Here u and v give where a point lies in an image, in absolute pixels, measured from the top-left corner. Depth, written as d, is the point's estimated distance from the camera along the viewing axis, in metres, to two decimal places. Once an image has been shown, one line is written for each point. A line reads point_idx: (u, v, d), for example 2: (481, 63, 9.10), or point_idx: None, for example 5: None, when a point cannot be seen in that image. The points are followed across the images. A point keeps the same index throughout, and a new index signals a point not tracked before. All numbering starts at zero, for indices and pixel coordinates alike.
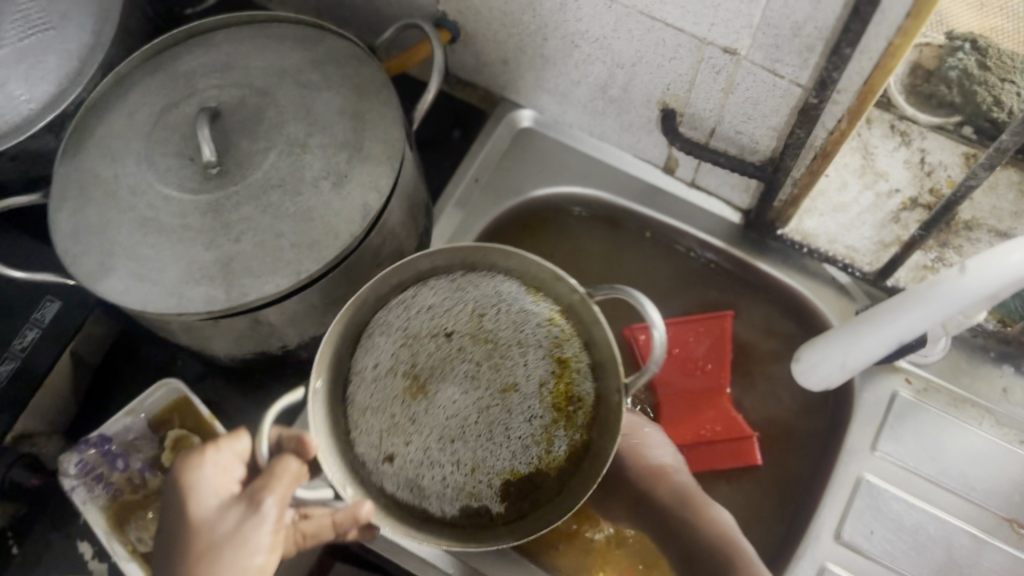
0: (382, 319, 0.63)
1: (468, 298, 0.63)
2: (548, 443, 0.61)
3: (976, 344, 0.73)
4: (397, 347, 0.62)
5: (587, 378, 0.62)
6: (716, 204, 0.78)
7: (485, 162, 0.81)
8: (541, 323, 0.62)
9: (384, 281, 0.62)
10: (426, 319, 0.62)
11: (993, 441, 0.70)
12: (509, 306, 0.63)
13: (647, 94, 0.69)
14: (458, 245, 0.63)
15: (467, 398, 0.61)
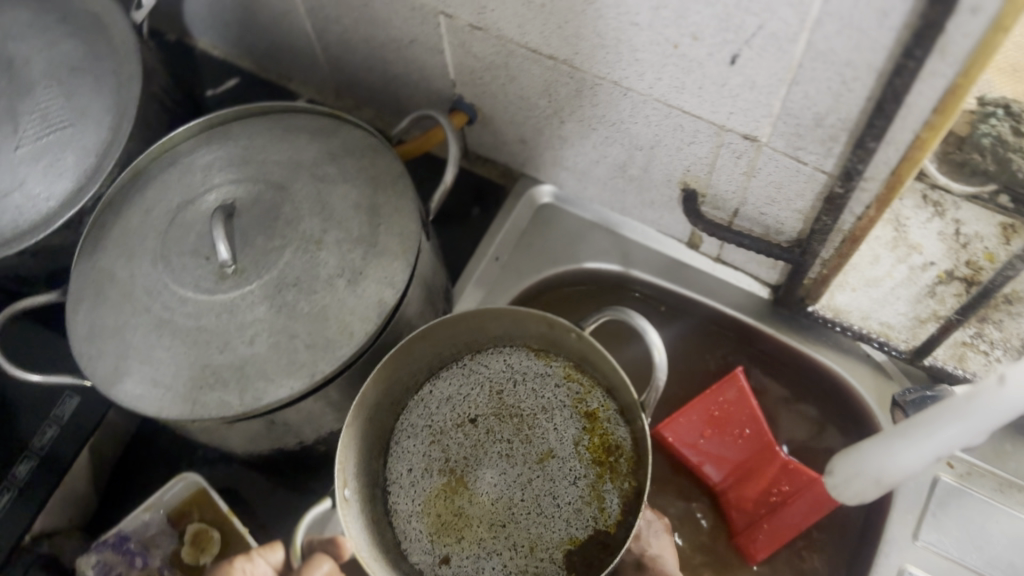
0: (406, 422, 0.70)
1: (483, 380, 0.70)
2: (600, 501, 0.65)
3: (1022, 426, 0.70)
4: (428, 446, 0.69)
5: (619, 424, 0.67)
6: (743, 280, 0.75)
7: (505, 241, 0.80)
8: (558, 385, 0.69)
9: (392, 389, 0.68)
10: (451, 408, 0.70)
11: None
12: (522, 379, 0.70)
13: (668, 174, 0.68)
14: (459, 339, 0.69)
15: (505, 479, 0.67)
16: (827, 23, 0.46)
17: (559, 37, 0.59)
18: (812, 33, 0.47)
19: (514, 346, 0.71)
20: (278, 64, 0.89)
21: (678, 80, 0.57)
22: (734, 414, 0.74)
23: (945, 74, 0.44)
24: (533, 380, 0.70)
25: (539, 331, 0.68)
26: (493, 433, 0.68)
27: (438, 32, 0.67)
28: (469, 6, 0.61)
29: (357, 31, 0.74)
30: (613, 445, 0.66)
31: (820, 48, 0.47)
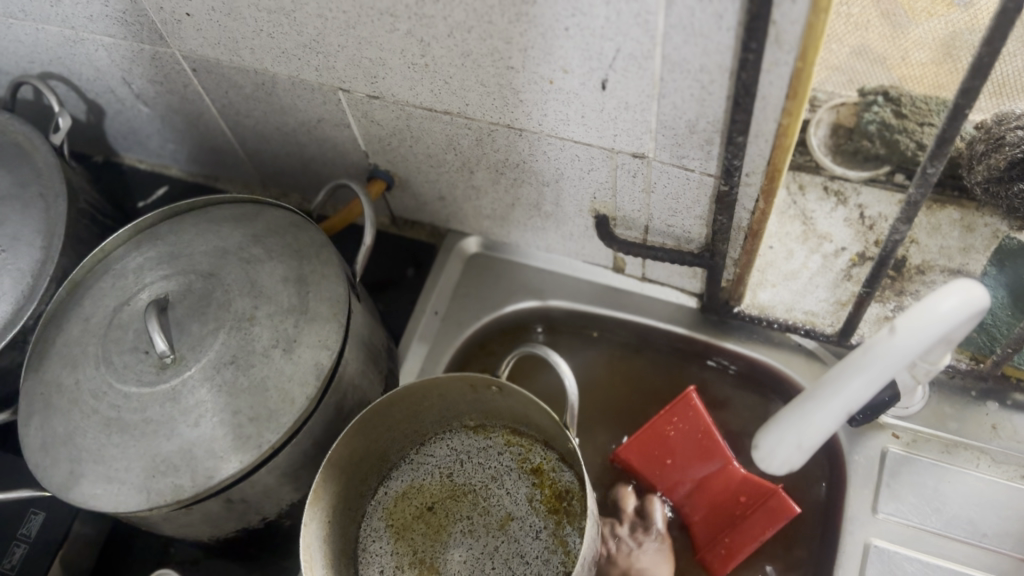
0: (369, 527, 0.70)
1: (432, 467, 0.73)
2: (564, 546, 0.67)
3: (955, 386, 0.73)
4: (394, 544, 0.69)
5: (564, 470, 0.70)
6: (672, 294, 0.79)
7: (442, 294, 0.82)
8: (501, 453, 0.72)
9: (348, 493, 0.69)
10: (407, 501, 0.71)
11: (994, 482, 0.69)
12: (467, 458, 0.72)
13: (578, 204, 0.71)
14: (402, 434, 0.72)
15: (474, 552, 0.68)
16: (674, 35, 0.50)
17: (448, 92, 0.63)
18: (664, 48, 0.51)
19: (453, 430, 0.74)
20: (205, 167, 0.92)
21: (563, 113, 0.60)
22: (692, 438, 0.74)
23: (787, 62, 0.48)
24: (477, 455, 0.72)
25: (472, 405, 0.71)
26: (452, 514, 0.70)
27: (340, 108, 0.71)
28: (362, 78, 0.65)
29: (268, 121, 0.77)
30: (563, 491, 0.69)
31: (675, 60, 0.51)
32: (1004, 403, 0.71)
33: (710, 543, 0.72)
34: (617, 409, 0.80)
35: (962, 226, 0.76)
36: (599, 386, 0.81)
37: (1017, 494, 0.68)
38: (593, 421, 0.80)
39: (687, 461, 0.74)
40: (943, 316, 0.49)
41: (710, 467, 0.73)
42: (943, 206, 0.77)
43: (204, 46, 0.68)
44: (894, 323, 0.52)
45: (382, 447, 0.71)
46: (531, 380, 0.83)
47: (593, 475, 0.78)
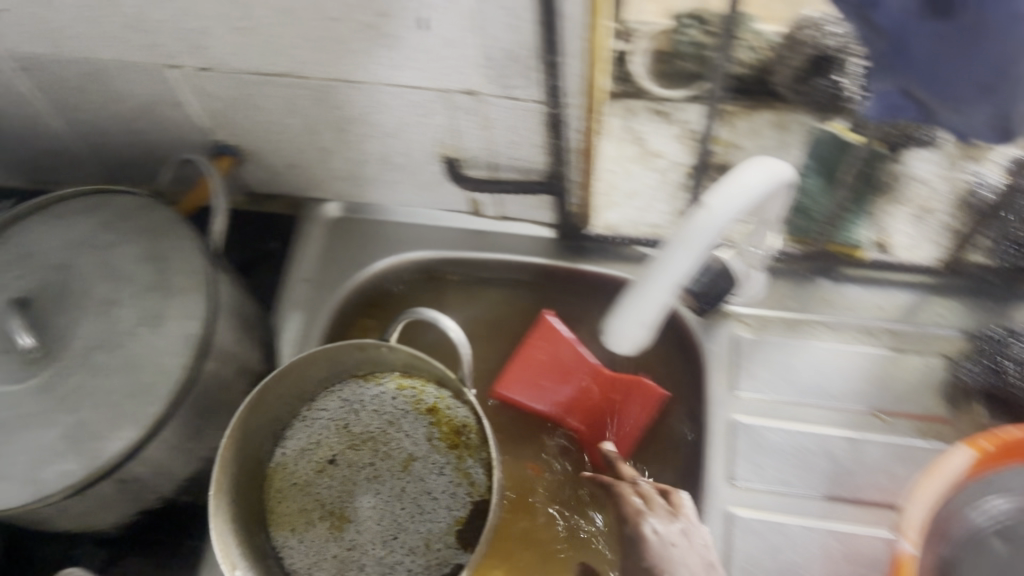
0: (272, 489, 0.71)
1: (326, 422, 0.74)
2: (468, 477, 0.70)
3: (790, 271, 0.80)
4: (299, 501, 0.71)
5: (458, 406, 0.73)
6: (529, 228, 0.84)
7: (309, 262, 0.84)
8: (394, 397, 0.74)
9: (248, 459, 0.69)
10: (307, 459, 0.72)
11: (834, 348, 0.76)
12: (360, 408, 0.74)
13: (425, 151, 0.74)
14: (293, 394, 0.72)
15: (383, 496, 0.70)
16: None
17: (277, 55, 0.65)
18: None
19: (343, 381, 0.75)
20: (47, 173, 0.91)
21: (390, 59, 0.63)
22: (560, 355, 0.79)
23: None
24: (370, 403, 0.74)
25: (357, 360, 0.73)
26: (352, 462, 0.72)
27: (175, 87, 0.71)
28: (190, 52, 0.66)
29: (104, 113, 0.77)
30: (461, 426, 0.72)
31: None
32: (833, 279, 0.79)
33: (600, 445, 0.77)
34: (491, 347, 0.83)
35: (777, 126, 0.83)
36: (476, 330, 0.83)
37: (855, 355, 0.76)
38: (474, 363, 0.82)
39: (561, 375, 0.79)
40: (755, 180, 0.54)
41: (583, 373, 0.78)
42: (757, 111, 0.85)
43: (23, 41, 0.68)
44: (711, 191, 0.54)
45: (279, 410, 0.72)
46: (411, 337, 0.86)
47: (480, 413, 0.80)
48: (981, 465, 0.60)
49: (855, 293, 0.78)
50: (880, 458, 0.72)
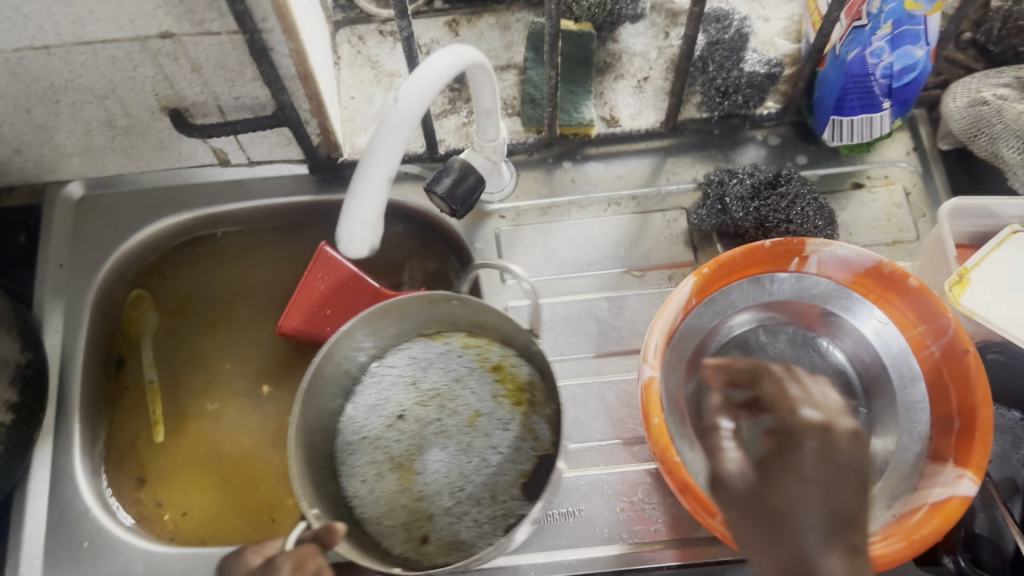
0: (344, 444, 0.71)
1: (396, 378, 0.73)
2: (532, 432, 0.70)
3: (536, 160, 0.84)
4: (372, 454, 0.70)
5: (519, 362, 0.71)
6: (283, 167, 0.83)
7: (61, 246, 0.81)
8: (460, 354, 0.73)
9: (316, 424, 0.69)
10: (378, 416, 0.71)
11: (585, 222, 0.81)
12: (430, 361, 0.73)
13: (147, 107, 0.73)
14: (387, 329, 0.72)
15: (449, 451, 0.70)
16: None
17: None
18: None
19: (413, 340, 0.73)
20: None
21: (70, 16, 0.61)
22: (340, 284, 0.78)
23: None
24: (438, 360, 0.73)
25: (428, 314, 0.71)
26: (423, 419, 0.71)
27: None
28: None
29: None
30: (524, 381, 0.71)
31: None
32: (576, 160, 0.84)
33: None
34: (269, 289, 0.84)
35: (499, 27, 0.87)
36: (252, 276, 0.85)
37: (605, 224, 0.81)
38: (254, 308, 0.84)
39: (343, 304, 0.79)
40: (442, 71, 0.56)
41: (366, 298, 0.79)
42: (479, 16, 0.88)
43: None
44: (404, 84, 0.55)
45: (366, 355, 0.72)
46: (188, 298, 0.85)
47: (266, 352, 0.82)
48: (705, 286, 0.66)
49: (594, 168, 0.83)
50: (639, 308, 0.78)
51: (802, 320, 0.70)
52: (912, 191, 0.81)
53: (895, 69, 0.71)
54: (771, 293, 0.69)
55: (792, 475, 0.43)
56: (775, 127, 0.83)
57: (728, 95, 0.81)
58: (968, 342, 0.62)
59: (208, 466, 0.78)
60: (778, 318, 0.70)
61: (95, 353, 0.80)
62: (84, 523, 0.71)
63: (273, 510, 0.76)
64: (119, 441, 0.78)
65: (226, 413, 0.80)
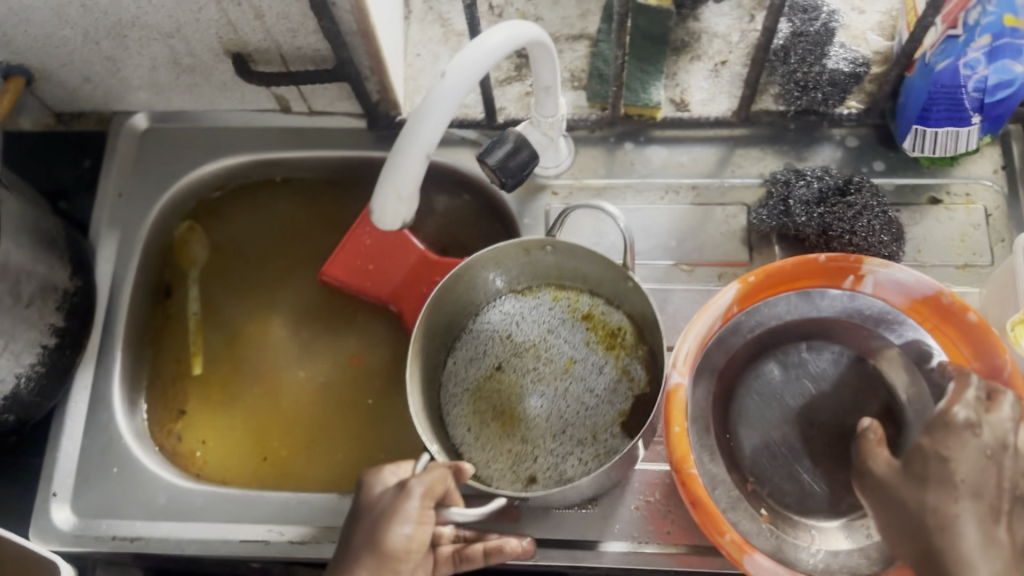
0: (446, 393, 0.71)
1: (491, 333, 0.73)
2: (627, 373, 0.70)
3: (597, 138, 0.81)
4: (474, 402, 0.70)
5: (612, 310, 0.72)
6: (343, 120, 0.82)
7: (121, 176, 0.83)
8: (551, 307, 0.73)
9: (424, 366, 0.70)
10: (475, 366, 0.72)
11: (639, 209, 0.79)
12: (522, 317, 0.73)
13: (211, 48, 0.73)
14: (489, 282, 0.73)
15: (548, 397, 0.70)
16: None
17: None
18: None
19: (501, 294, 0.74)
20: None
21: None
22: (387, 241, 0.78)
23: None
24: (530, 313, 0.73)
25: (520, 265, 0.72)
26: (519, 367, 0.71)
27: None
28: None
29: None
30: (616, 327, 0.72)
31: None
32: (639, 142, 0.81)
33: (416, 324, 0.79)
34: (316, 243, 0.84)
35: None
36: (301, 228, 0.85)
37: (659, 213, 0.78)
38: (301, 260, 0.84)
39: (386, 263, 0.79)
40: (496, 47, 0.53)
41: (410, 260, 0.79)
42: None
43: None
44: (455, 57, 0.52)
45: (462, 308, 0.73)
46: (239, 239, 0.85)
47: (308, 305, 0.83)
48: (748, 295, 0.64)
49: (656, 153, 0.80)
50: (683, 305, 0.76)
51: (853, 342, 0.66)
52: (993, 213, 0.76)
53: (989, 83, 0.66)
54: (817, 309, 0.66)
55: (933, 457, 0.49)
56: (856, 128, 0.78)
57: (807, 90, 0.77)
58: (1022, 389, 0.58)
59: (240, 402, 0.79)
60: (824, 335, 0.66)
61: (144, 283, 0.81)
62: (116, 448, 0.74)
63: (266, 448, 0.77)
64: (159, 368, 0.81)
65: (264, 353, 0.81)
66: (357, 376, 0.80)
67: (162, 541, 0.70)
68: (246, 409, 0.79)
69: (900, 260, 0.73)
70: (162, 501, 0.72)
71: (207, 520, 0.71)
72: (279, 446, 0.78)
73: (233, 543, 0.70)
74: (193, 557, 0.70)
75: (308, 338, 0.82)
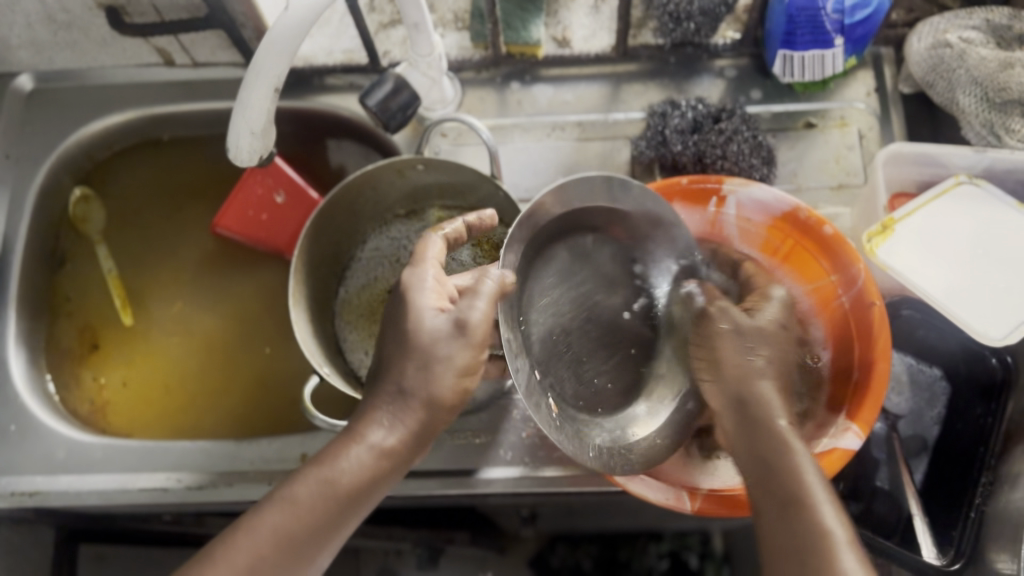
0: (345, 321, 0.74)
1: (381, 259, 0.76)
2: None
3: (484, 79, 0.82)
4: (370, 326, 0.74)
5: None
6: (229, 71, 0.82)
7: (8, 138, 0.82)
8: (437, 228, 0.76)
9: (318, 296, 0.73)
10: (368, 292, 0.75)
11: (527, 147, 0.80)
12: (409, 241, 0.77)
13: (83, 4, 0.72)
14: (373, 211, 0.75)
15: None
16: None
17: None
18: None
19: (386, 220, 0.77)
20: None
21: None
22: (276, 192, 0.78)
23: None
24: (417, 237, 0.77)
25: (402, 190, 0.74)
26: None
27: None
28: None
29: None
30: None
31: None
32: (524, 81, 0.81)
33: None
34: (213, 194, 0.85)
35: None
36: (197, 180, 0.85)
37: (545, 150, 0.79)
38: (198, 211, 0.85)
39: (279, 213, 0.79)
40: None
41: (304, 209, 0.79)
42: None
43: None
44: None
45: (351, 236, 0.75)
46: (135, 195, 0.85)
47: (207, 256, 0.84)
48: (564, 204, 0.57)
49: (542, 91, 0.81)
50: None
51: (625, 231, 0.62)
52: (867, 135, 0.77)
53: (847, 5, 0.68)
54: (616, 199, 0.58)
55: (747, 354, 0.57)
56: (735, 58, 0.80)
57: (680, 22, 0.77)
58: (874, 295, 0.60)
59: (144, 359, 0.80)
60: (610, 228, 0.61)
61: (38, 246, 0.81)
62: (15, 407, 0.74)
63: (167, 397, 0.79)
64: (59, 332, 0.81)
65: (164, 308, 0.82)
66: (255, 321, 0.81)
67: (62, 494, 0.71)
68: (150, 360, 0.80)
69: (773, 182, 0.75)
70: (62, 456, 0.73)
71: (109, 471, 0.72)
72: (183, 398, 0.79)
73: (133, 492, 0.71)
74: (94, 507, 0.71)
75: (207, 293, 0.82)
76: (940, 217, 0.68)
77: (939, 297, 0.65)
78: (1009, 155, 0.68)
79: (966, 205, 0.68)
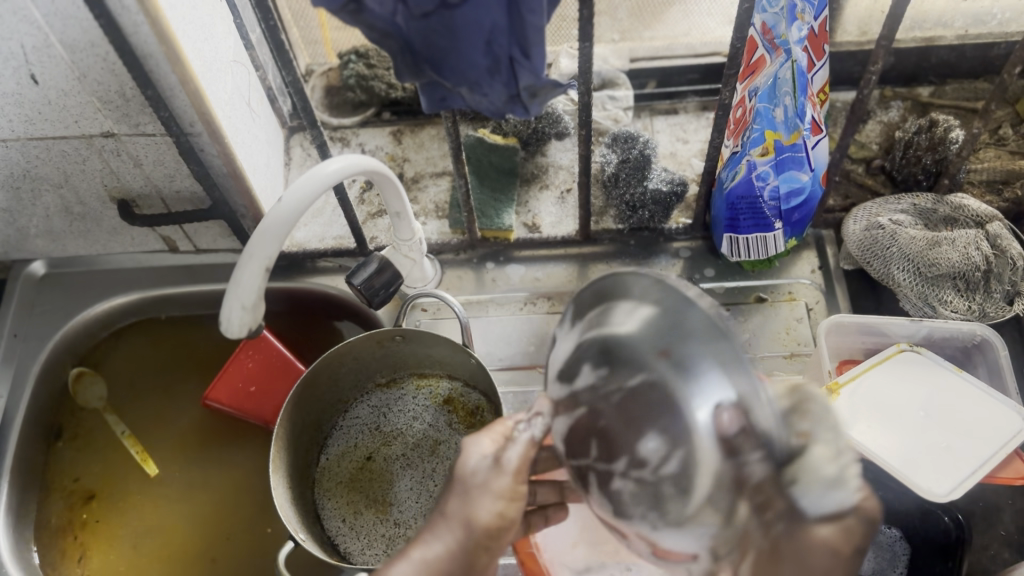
0: (324, 489, 0.77)
1: (361, 426, 0.80)
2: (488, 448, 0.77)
3: (462, 260, 0.89)
4: (349, 494, 0.77)
5: (469, 391, 0.80)
6: (226, 256, 0.90)
7: (18, 319, 0.88)
8: (415, 395, 0.81)
9: (299, 464, 0.76)
10: (347, 459, 0.79)
11: (501, 320, 0.86)
12: (389, 409, 0.81)
13: (99, 197, 0.81)
14: (355, 379, 0.80)
15: (418, 479, 0.77)
16: (54, 22, 0.60)
17: None
18: (55, 35, 0.61)
19: (368, 390, 0.81)
20: None
21: (22, 114, 0.68)
22: (267, 364, 0.83)
23: (141, 22, 0.61)
24: (396, 404, 0.81)
25: (382, 360, 0.79)
26: (388, 456, 0.78)
27: None
28: None
29: None
30: (474, 408, 0.79)
31: (68, 44, 0.62)
32: (499, 261, 0.89)
33: None
34: (204, 370, 0.90)
35: (439, 138, 0.96)
36: (190, 358, 0.90)
37: (517, 322, 0.85)
38: (188, 387, 0.89)
39: (266, 384, 0.83)
40: (327, 177, 0.62)
41: (288, 381, 0.83)
42: (423, 128, 0.97)
43: None
44: (287, 190, 0.61)
45: (333, 405, 0.80)
46: (128, 372, 0.90)
47: (195, 429, 0.87)
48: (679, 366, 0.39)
49: (515, 270, 0.88)
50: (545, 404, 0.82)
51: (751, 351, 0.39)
52: (814, 308, 0.84)
53: (782, 192, 0.75)
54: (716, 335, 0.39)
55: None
56: (689, 241, 0.87)
57: (636, 210, 0.86)
58: None
59: (128, 537, 0.82)
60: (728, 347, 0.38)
61: (36, 421, 0.85)
62: None
63: (148, 567, 0.80)
64: (47, 507, 0.83)
65: (151, 482, 0.84)
66: (238, 492, 0.84)
67: None
68: (134, 531, 0.82)
69: None
70: None
71: None
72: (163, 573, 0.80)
73: None
74: None
75: (194, 469, 0.85)
76: (884, 381, 0.73)
77: (892, 459, 0.68)
78: (943, 324, 0.75)
79: (908, 370, 0.73)
